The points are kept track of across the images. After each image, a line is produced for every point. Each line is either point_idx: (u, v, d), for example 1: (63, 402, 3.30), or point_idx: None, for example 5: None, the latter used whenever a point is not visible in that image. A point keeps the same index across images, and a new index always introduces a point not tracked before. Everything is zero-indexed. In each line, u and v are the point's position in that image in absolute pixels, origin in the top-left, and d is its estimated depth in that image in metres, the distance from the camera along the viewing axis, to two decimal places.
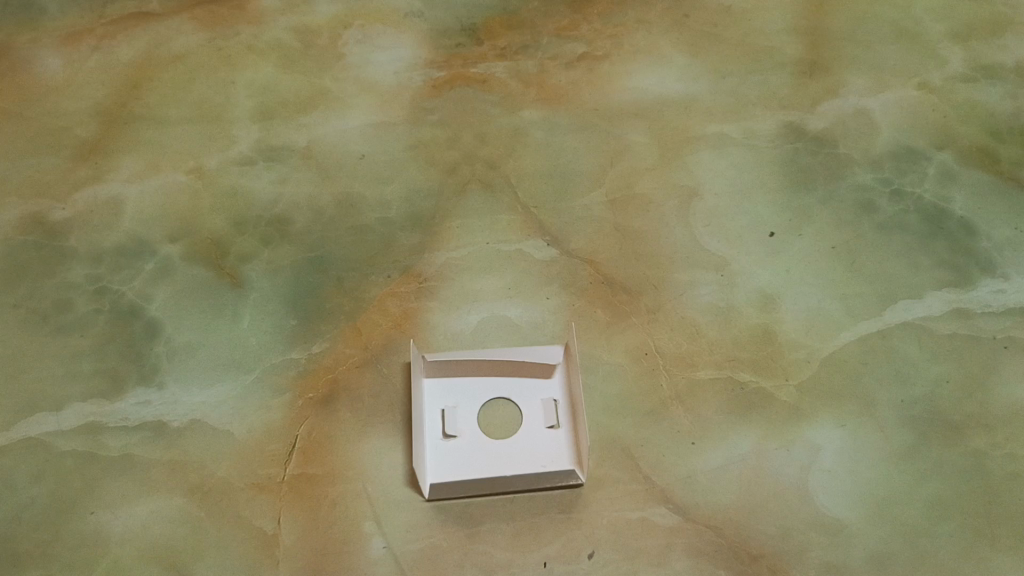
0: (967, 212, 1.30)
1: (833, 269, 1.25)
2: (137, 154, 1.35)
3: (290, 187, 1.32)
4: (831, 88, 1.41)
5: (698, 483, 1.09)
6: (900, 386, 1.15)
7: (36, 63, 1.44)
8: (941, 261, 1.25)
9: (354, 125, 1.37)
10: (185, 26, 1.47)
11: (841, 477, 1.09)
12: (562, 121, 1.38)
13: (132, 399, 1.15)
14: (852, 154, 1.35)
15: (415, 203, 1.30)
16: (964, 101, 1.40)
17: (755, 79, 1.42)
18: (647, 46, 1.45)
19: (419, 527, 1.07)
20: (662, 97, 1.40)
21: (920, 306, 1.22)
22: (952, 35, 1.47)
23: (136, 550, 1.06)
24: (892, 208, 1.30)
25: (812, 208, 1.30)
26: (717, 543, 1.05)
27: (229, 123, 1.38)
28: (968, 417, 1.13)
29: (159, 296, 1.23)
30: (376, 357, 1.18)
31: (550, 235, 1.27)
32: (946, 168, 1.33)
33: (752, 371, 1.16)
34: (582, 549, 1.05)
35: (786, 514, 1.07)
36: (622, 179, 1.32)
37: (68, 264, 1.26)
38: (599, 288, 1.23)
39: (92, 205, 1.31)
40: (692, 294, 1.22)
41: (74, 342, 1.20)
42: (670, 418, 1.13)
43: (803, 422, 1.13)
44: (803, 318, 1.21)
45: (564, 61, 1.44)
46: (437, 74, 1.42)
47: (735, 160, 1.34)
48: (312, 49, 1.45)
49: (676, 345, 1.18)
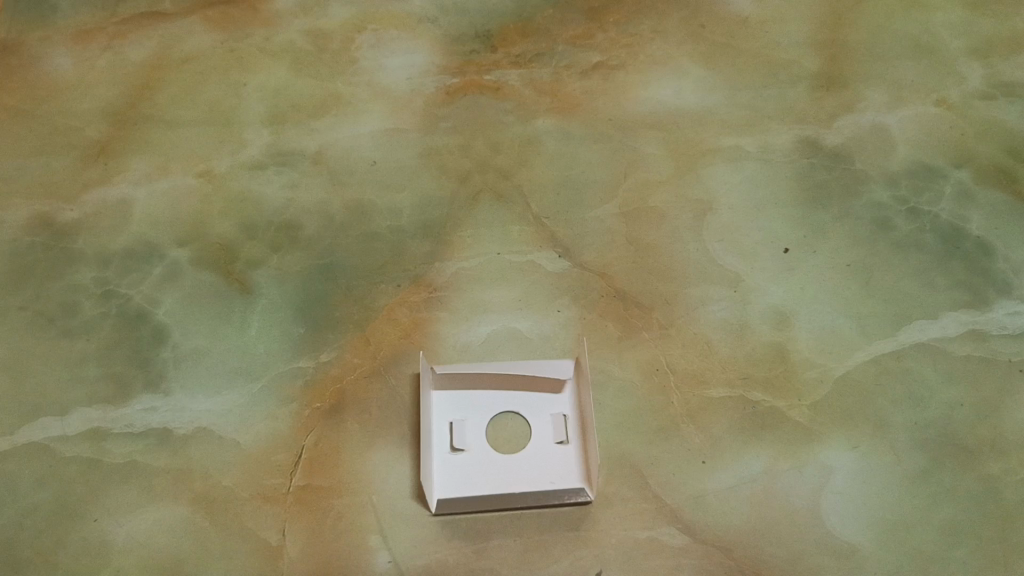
0: (984, 232, 1.28)
1: (848, 288, 1.23)
2: (147, 156, 1.34)
3: (301, 193, 1.31)
4: (849, 103, 1.39)
5: (709, 503, 1.07)
6: (915, 408, 1.14)
7: (46, 62, 1.43)
8: (957, 282, 1.24)
9: (366, 131, 1.36)
10: (198, 27, 1.46)
11: (853, 499, 1.08)
12: (575, 131, 1.37)
13: (138, 405, 1.14)
14: (869, 170, 1.33)
15: (427, 211, 1.29)
16: (982, 119, 1.38)
17: (771, 92, 1.40)
18: (663, 57, 1.44)
19: (425, 542, 1.05)
20: (678, 109, 1.38)
21: (935, 327, 1.20)
22: (970, 51, 1.45)
23: (139, 559, 1.05)
24: (909, 226, 1.28)
25: (828, 225, 1.28)
26: (727, 565, 1.04)
27: (241, 126, 1.37)
28: (983, 442, 1.12)
29: (167, 301, 1.22)
30: (385, 367, 1.16)
31: (562, 247, 1.26)
32: (963, 187, 1.32)
33: (764, 390, 1.15)
34: (591, 568, 1.04)
35: (797, 536, 1.05)
36: (636, 192, 1.31)
37: (76, 266, 1.25)
38: (612, 302, 1.22)
39: (101, 207, 1.29)
40: (704, 310, 1.21)
41: (81, 346, 1.19)
42: (681, 436, 1.12)
43: (815, 443, 1.11)
44: (817, 337, 1.19)
45: (579, 70, 1.42)
46: (451, 81, 1.41)
47: (751, 174, 1.33)
48: (325, 52, 1.44)
49: (688, 361, 1.17)
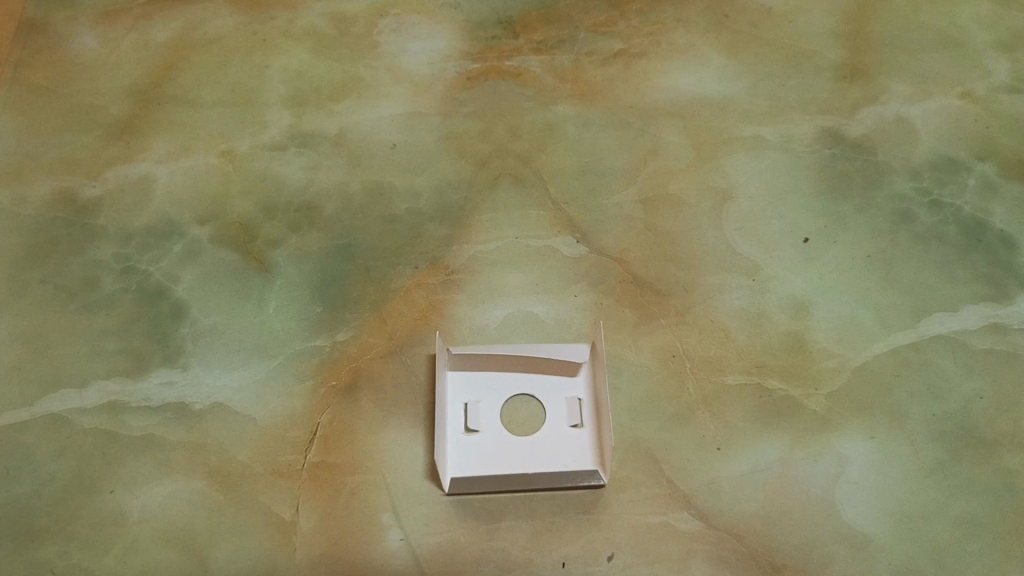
0: (1007, 226, 1.27)
1: (868, 279, 1.22)
2: (169, 136, 1.35)
3: (321, 174, 1.31)
4: (873, 94, 1.38)
5: (722, 490, 1.07)
6: (933, 400, 1.13)
7: (71, 41, 1.44)
8: (978, 275, 1.23)
9: (386, 114, 1.36)
10: (221, 8, 1.47)
11: (869, 490, 1.07)
12: (595, 118, 1.36)
13: (156, 379, 1.15)
14: (891, 162, 1.32)
15: (446, 194, 1.29)
16: (1008, 112, 1.37)
17: (794, 82, 1.39)
18: (685, 46, 1.43)
19: (438, 521, 1.06)
20: (699, 98, 1.38)
21: (956, 320, 1.19)
22: (997, 44, 1.43)
23: (154, 531, 1.06)
24: (930, 218, 1.27)
25: (848, 216, 1.27)
26: (739, 552, 1.03)
27: (262, 107, 1.38)
28: (1001, 435, 1.11)
29: (186, 278, 1.23)
30: (400, 348, 1.17)
31: (579, 232, 1.26)
32: (987, 180, 1.31)
33: (780, 379, 1.14)
34: (601, 551, 1.04)
35: (811, 525, 1.05)
36: (655, 178, 1.31)
37: (98, 242, 1.26)
38: (629, 287, 1.21)
39: (123, 185, 1.31)
40: (722, 299, 1.20)
41: (100, 321, 1.20)
42: (695, 422, 1.11)
43: (831, 432, 1.11)
44: (835, 327, 1.18)
45: (601, 57, 1.42)
46: (472, 66, 1.41)
47: (772, 164, 1.32)
48: (347, 36, 1.44)
49: (705, 349, 1.16)
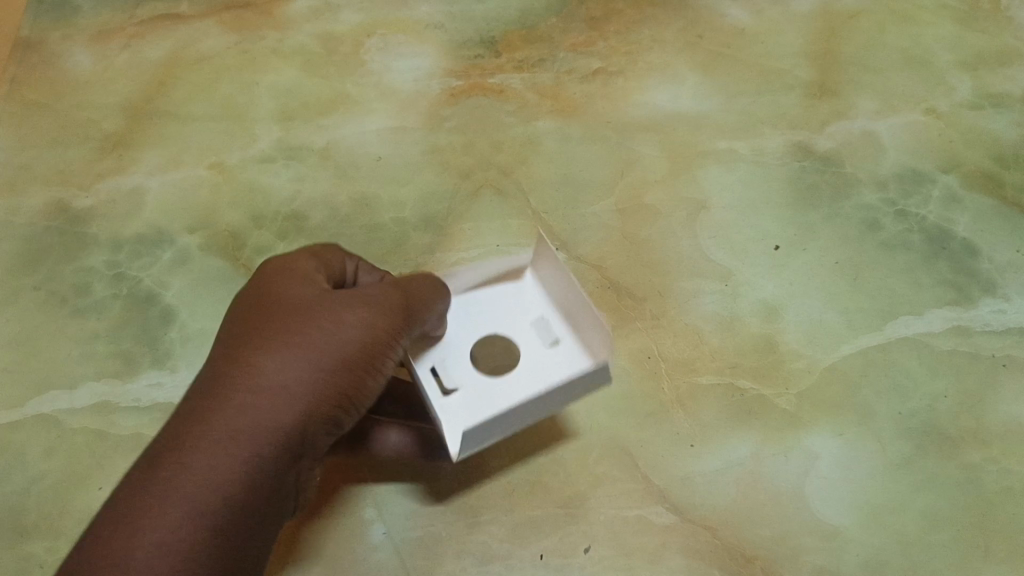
0: (970, 234, 1.32)
1: (837, 284, 1.27)
2: (161, 149, 1.39)
3: (307, 186, 1.35)
4: (841, 110, 1.44)
5: (696, 484, 1.10)
6: (898, 398, 1.17)
7: (66, 59, 1.48)
8: (942, 280, 1.28)
9: (372, 128, 1.41)
10: (213, 28, 1.52)
11: (838, 484, 1.11)
12: (574, 132, 1.41)
13: (144, 381, 1.18)
14: (859, 174, 1.38)
15: (430, 204, 1.34)
16: (970, 127, 1.43)
17: (765, 99, 1.45)
18: (661, 64, 1.49)
19: (420, 515, 1.08)
20: (674, 114, 1.43)
21: (921, 323, 1.23)
22: (959, 64, 1.50)
23: None
24: (896, 227, 1.33)
25: (818, 224, 1.33)
26: (713, 544, 1.06)
27: (252, 122, 1.42)
28: (966, 433, 1.15)
29: (176, 284, 1.26)
30: None
31: (558, 241, 1.30)
32: (950, 192, 1.36)
33: (752, 379, 1.18)
34: (579, 544, 1.06)
35: (781, 519, 1.08)
36: (632, 190, 1.36)
37: (89, 250, 1.30)
38: (606, 292, 1.25)
39: (114, 196, 1.34)
40: (696, 303, 1.25)
41: (91, 325, 1.23)
42: (670, 420, 1.15)
43: (801, 430, 1.14)
44: (804, 329, 1.23)
45: (580, 75, 1.47)
46: (456, 83, 1.46)
47: (744, 175, 1.37)
48: (335, 55, 1.49)
49: (679, 350, 1.20)
